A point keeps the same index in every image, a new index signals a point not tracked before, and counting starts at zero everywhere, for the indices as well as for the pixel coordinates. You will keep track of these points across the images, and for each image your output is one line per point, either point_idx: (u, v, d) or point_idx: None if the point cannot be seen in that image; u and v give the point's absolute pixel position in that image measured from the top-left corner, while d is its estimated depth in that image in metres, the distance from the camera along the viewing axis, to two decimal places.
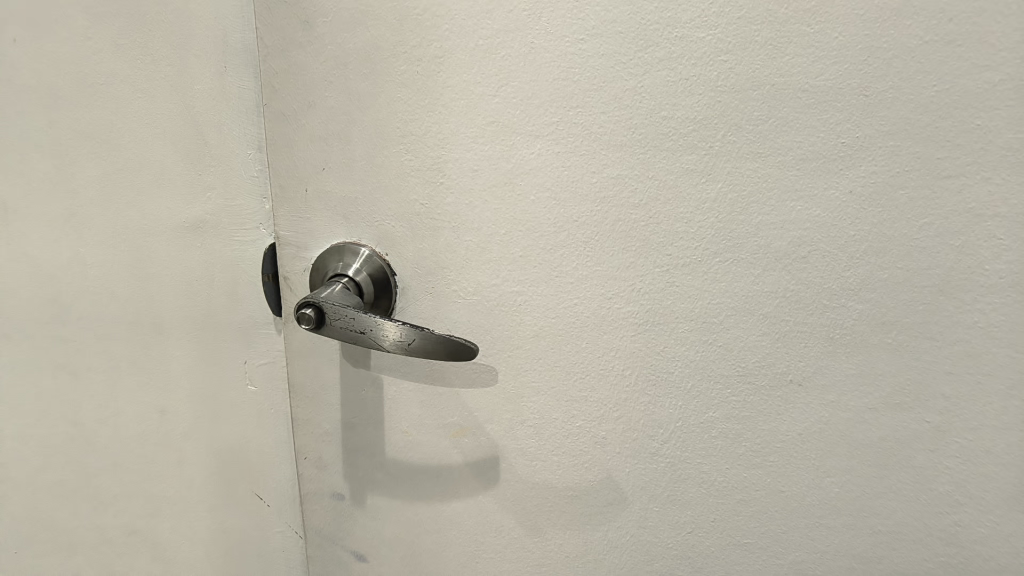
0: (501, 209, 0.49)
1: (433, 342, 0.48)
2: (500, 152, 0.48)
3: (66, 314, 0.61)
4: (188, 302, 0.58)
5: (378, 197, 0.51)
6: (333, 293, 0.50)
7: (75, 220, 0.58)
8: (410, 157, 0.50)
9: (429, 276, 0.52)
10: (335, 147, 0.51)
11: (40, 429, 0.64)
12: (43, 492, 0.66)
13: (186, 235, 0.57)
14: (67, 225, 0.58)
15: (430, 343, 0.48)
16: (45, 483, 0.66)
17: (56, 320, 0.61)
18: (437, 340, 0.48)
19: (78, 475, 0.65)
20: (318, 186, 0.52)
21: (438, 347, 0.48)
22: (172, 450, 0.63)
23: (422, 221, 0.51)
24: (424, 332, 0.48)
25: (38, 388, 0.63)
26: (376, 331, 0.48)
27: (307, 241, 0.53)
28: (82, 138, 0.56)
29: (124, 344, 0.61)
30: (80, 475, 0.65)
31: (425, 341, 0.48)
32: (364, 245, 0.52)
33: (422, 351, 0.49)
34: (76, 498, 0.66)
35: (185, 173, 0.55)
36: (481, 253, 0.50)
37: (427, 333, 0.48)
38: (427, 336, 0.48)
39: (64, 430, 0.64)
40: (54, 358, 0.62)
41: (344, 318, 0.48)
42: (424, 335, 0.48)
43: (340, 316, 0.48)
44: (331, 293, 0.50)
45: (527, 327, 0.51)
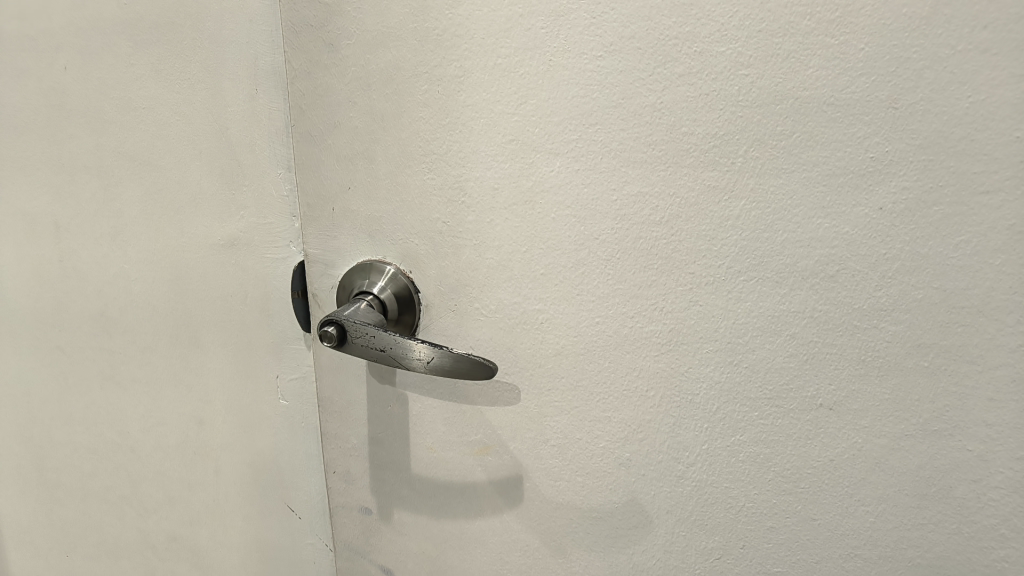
0: (521, 228, 0.49)
1: (451, 360, 0.48)
2: (520, 171, 0.48)
3: (113, 327, 0.64)
4: (224, 317, 0.60)
5: (402, 216, 0.52)
6: (357, 311, 0.51)
7: (122, 238, 0.61)
8: (432, 176, 0.50)
9: (452, 294, 0.52)
10: (361, 167, 0.52)
11: (92, 434, 0.68)
12: (94, 497, 0.71)
13: (222, 253, 0.59)
14: (114, 243, 0.62)
15: (448, 361, 0.48)
16: (97, 488, 0.70)
17: (104, 331, 0.65)
18: (456, 358, 0.48)
19: (126, 480, 0.69)
20: (345, 205, 0.53)
21: (456, 365, 0.48)
22: (210, 461, 0.64)
23: (444, 239, 0.51)
24: (442, 350, 0.48)
25: (90, 396, 0.67)
26: (396, 348, 0.49)
27: (335, 258, 0.54)
28: (127, 161, 0.59)
29: (165, 357, 0.63)
30: (128, 482, 0.69)
31: (444, 359, 0.48)
32: (389, 263, 0.53)
33: (442, 369, 0.49)
34: (125, 503, 0.69)
35: (221, 193, 0.57)
36: (502, 271, 0.50)
37: (446, 351, 0.48)
38: (445, 353, 0.48)
39: (112, 437, 0.68)
40: (103, 368, 0.66)
41: (365, 336, 0.49)
42: (443, 353, 0.48)
43: (362, 334, 0.49)
44: (354, 311, 0.51)
45: (549, 346, 0.50)
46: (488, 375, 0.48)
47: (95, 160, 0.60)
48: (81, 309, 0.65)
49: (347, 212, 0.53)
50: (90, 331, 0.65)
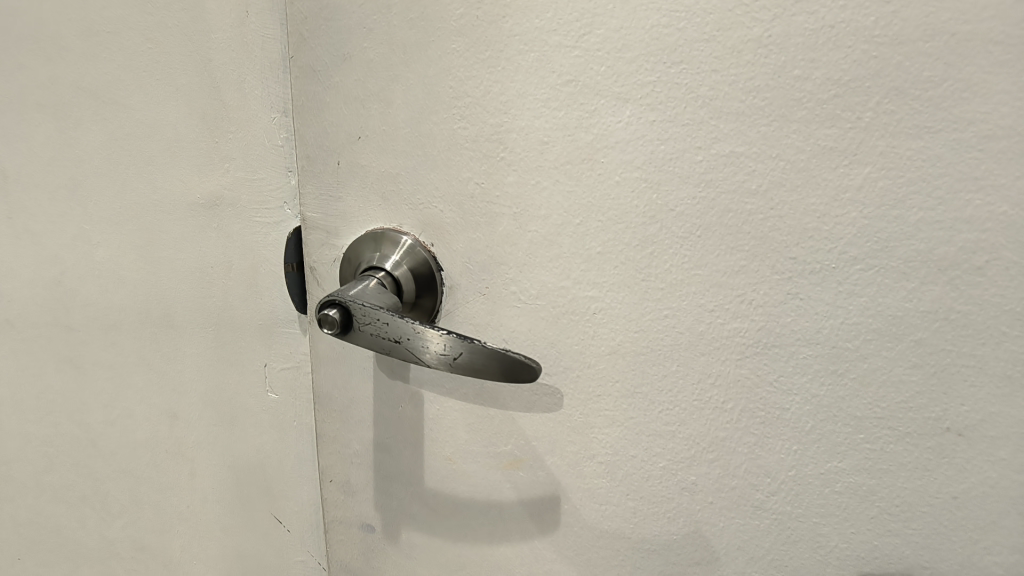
0: (575, 194, 0.39)
1: (483, 355, 0.38)
2: (577, 121, 0.38)
3: (75, 298, 0.55)
4: (203, 293, 0.50)
5: (425, 175, 0.42)
6: (364, 291, 0.41)
7: (87, 193, 0.52)
8: (465, 125, 0.40)
9: (483, 273, 0.42)
10: (375, 112, 0.42)
11: (50, 423, 0.60)
12: (48, 496, 0.62)
13: (202, 215, 0.49)
14: (77, 199, 0.52)
15: (480, 357, 0.38)
16: (52, 486, 0.61)
17: (62, 301, 0.55)
18: (489, 354, 0.38)
19: (86, 478, 0.60)
20: (353, 159, 0.43)
21: (490, 363, 0.38)
22: (184, 460, 0.55)
23: (475, 204, 0.41)
24: (473, 342, 0.38)
25: (49, 377, 0.58)
26: (414, 340, 0.39)
27: (340, 225, 0.45)
28: (93, 99, 0.49)
29: (137, 336, 0.54)
30: (90, 479, 0.60)
31: (474, 355, 0.38)
32: (404, 233, 0.43)
33: (471, 368, 0.38)
34: (84, 504, 0.61)
35: (203, 141, 0.47)
36: (546, 248, 0.40)
37: (476, 344, 0.38)
38: (476, 347, 0.38)
39: (73, 427, 0.59)
40: (64, 345, 0.57)
41: (375, 323, 0.39)
42: (474, 346, 0.38)
43: (371, 320, 0.39)
44: (361, 291, 0.40)
45: (601, 343, 0.41)
46: (529, 376, 0.38)
47: (55, 98, 0.50)
48: (39, 277, 0.55)
49: (355, 168, 0.43)
50: (47, 302, 0.56)
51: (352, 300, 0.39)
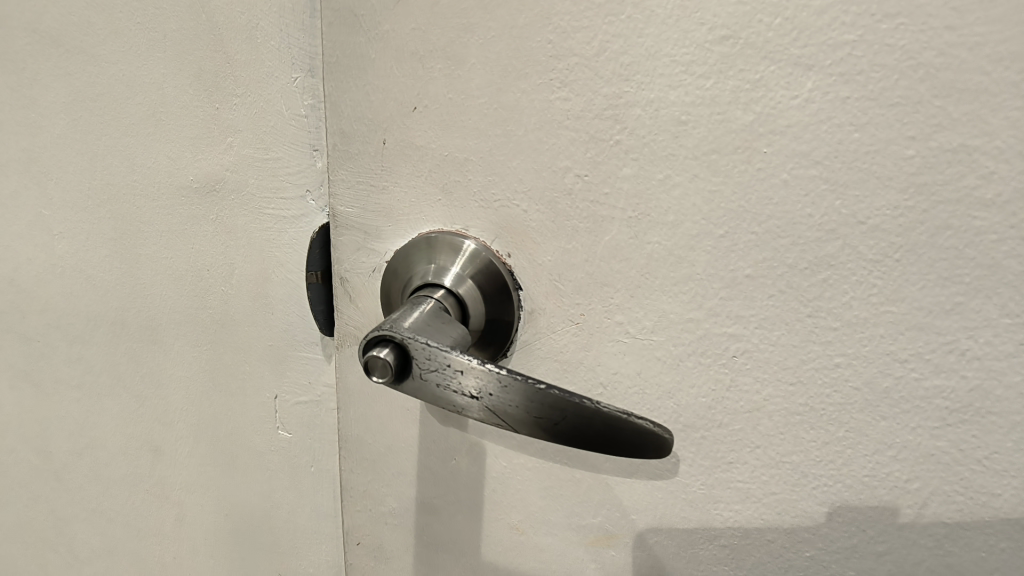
0: (719, 196, 0.28)
1: (596, 420, 0.26)
2: (732, 95, 0.27)
3: (45, 295, 0.46)
4: (198, 301, 0.40)
5: (505, 162, 0.31)
6: (424, 321, 0.29)
7: (61, 169, 0.43)
8: (564, 95, 0.29)
9: (577, 295, 0.32)
10: (439, 75, 0.31)
11: (18, 448, 0.52)
12: (20, 528, 0.54)
13: (198, 202, 0.38)
14: (59, 174, 0.43)
15: (591, 422, 0.26)
16: (22, 516, 0.54)
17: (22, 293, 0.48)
18: (604, 418, 0.26)
19: (53, 515, 0.52)
20: (404, 138, 0.32)
21: (604, 430, 0.26)
22: (169, 504, 0.46)
23: (573, 203, 0.30)
24: (580, 400, 0.26)
25: (19, 387, 0.50)
26: (496, 395, 0.27)
27: (385, 225, 0.34)
28: (75, 54, 0.40)
29: (117, 346, 0.44)
30: (59, 516, 0.51)
31: (582, 418, 0.27)
32: (469, 238, 0.33)
33: (578, 437, 0.27)
34: (53, 543, 0.53)
35: (200, 107, 0.37)
36: (671, 267, 0.30)
37: (585, 402, 0.27)
38: (585, 406, 0.26)
39: (37, 454, 0.51)
40: (39, 345, 0.48)
41: (442, 369, 0.28)
42: (582, 406, 0.26)
43: (436, 366, 0.28)
44: (419, 322, 0.29)
45: (739, 395, 0.30)
46: (658, 451, 0.27)
47: (35, 52, 0.42)
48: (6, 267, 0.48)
49: (407, 150, 0.33)
50: (8, 300, 0.48)
51: (410, 337, 0.28)
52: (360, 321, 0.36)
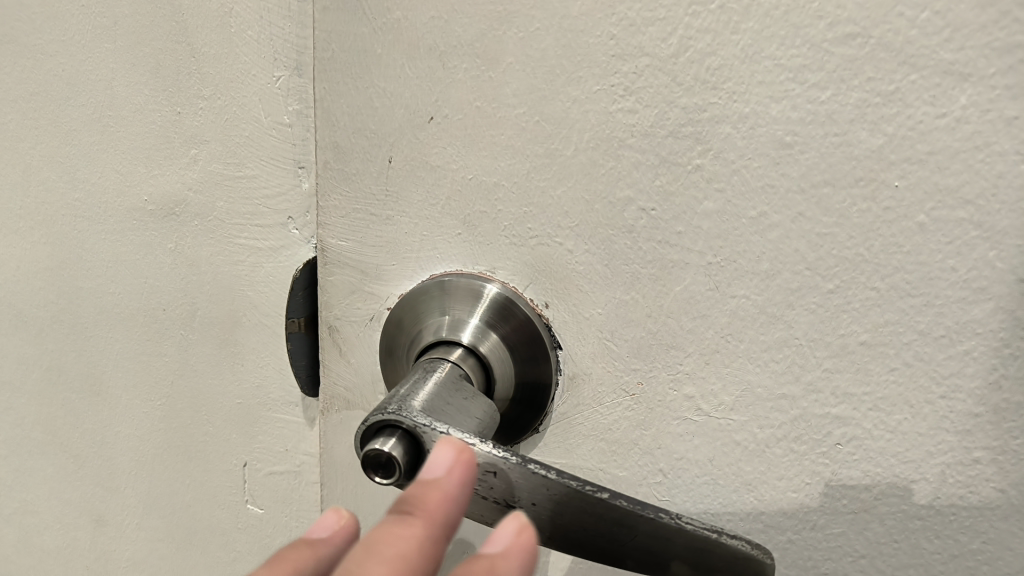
0: (830, 241, 0.22)
1: (676, 541, 0.20)
2: (854, 111, 0.21)
3: None
4: (153, 347, 0.33)
5: (545, 189, 0.24)
6: (441, 397, 0.22)
7: None
8: (629, 106, 0.22)
9: (634, 359, 0.25)
10: (464, 77, 0.24)
11: None
12: None
13: (154, 228, 0.31)
14: None
15: (670, 545, 0.20)
16: None
17: None
18: (686, 539, 0.20)
19: None
20: (414, 155, 0.26)
21: (686, 555, 0.20)
22: None
23: (634, 244, 0.24)
24: (656, 515, 0.20)
25: None
26: (542, 507, 0.20)
27: (389, 264, 0.27)
28: (6, 44, 0.33)
29: (63, 391, 0.37)
30: None
31: (657, 540, 0.20)
32: (494, 283, 0.26)
33: (650, 562, 0.20)
34: None
35: (157, 111, 0.30)
36: (761, 328, 0.23)
37: (662, 517, 0.20)
38: (663, 525, 0.20)
39: None
40: None
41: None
42: (658, 524, 0.20)
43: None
44: (435, 397, 0.22)
45: (841, 493, 0.24)
46: None
47: None
48: None
49: (419, 170, 0.26)
50: None
51: (426, 425, 0.21)
52: (352, 381, 0.29)
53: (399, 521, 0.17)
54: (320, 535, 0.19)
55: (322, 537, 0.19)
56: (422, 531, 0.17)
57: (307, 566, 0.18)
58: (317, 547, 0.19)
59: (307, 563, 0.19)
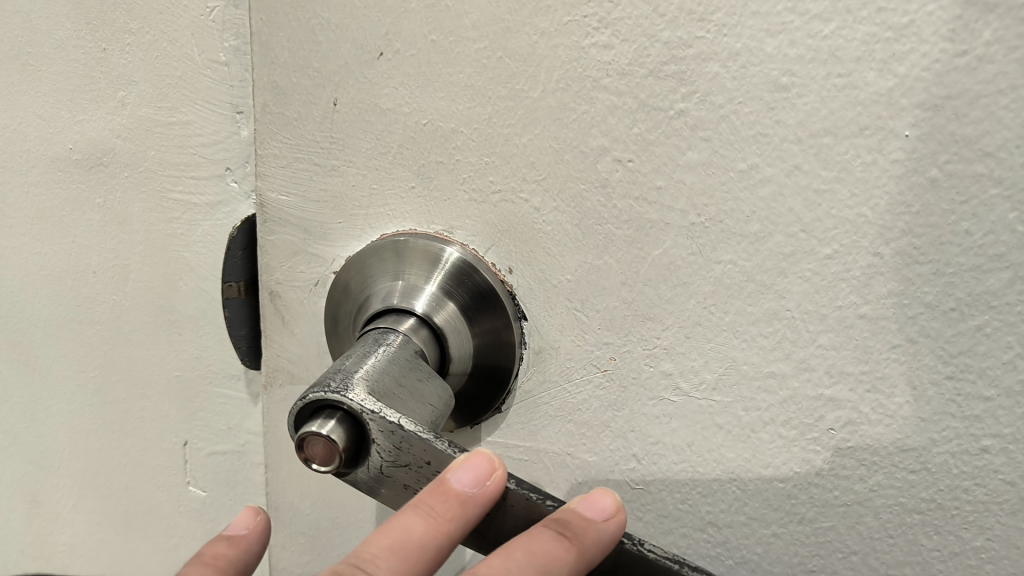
0: (829, 198, 0.19)
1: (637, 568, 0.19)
2: (861, 48, 0.18)
3: None
4: (85, 310, 0.31)
5: (509, 137, 0.21)
6: (392, 375, 0.20)
7: None
8: (605, 40, 0.20)
9: (606, 332, 0.22)
10: (418, 6, 0.21)
11: None
12: None
13: (80, 179, 0.29)
14: None
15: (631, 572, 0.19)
16: None
17: None
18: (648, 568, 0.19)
19: None
20: (362, 97, 0.23)
21: None
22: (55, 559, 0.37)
23: (607, 200, 0.21)
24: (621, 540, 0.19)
25: None
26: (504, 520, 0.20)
27: (335, 222, 0.24)
28: None
29: None
30: None
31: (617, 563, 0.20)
32: (453, 245, 0.23)
33: None
34: None
35: (80, 47, 0.27)
36: (749, 298, 0.21)
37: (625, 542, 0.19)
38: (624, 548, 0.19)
39: None
40: None
41: (416, 467, 0.19)
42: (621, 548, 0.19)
43: (408, 461, 0.19)
44: (384, 373, 0.20)
45: (833, 483, 0.21)
46: None
47: None
48: None
49: (367, 114, 0.23)
50: None
51: (375, 411, 0.18)
52: (297, 353, 0.26)
53: (555, 546, 0.18)
54: (470, 490, 0.18)
55: (473, 496, 0.18)
56: (569, 564, 0.18)
57: (456, 529, 0.19)
58: (465, 508, 0.18)
59: (457, 525, 0.18)
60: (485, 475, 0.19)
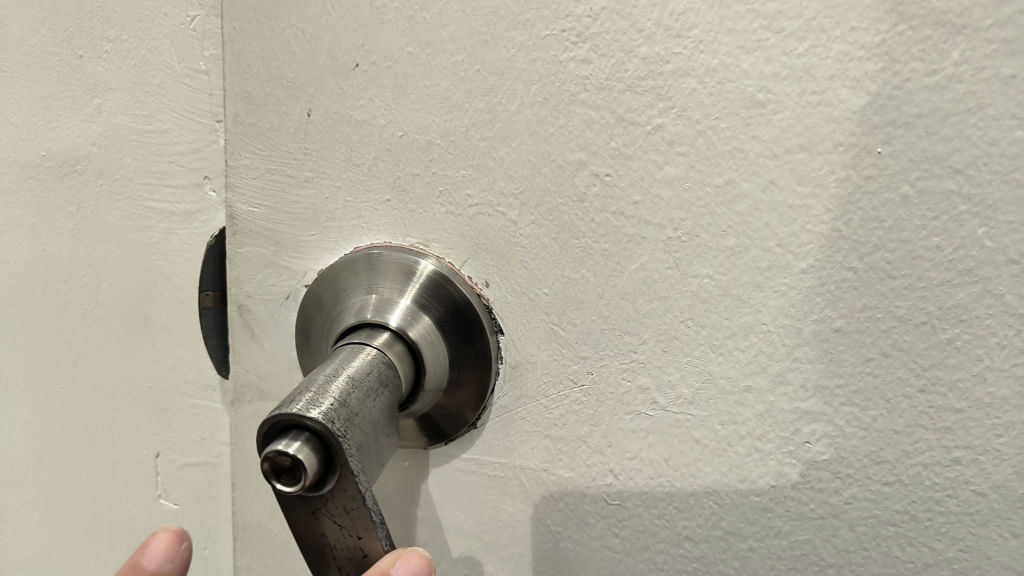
0: (804, 213, 0.19)
1: None
2: (834, 66, 0.18)
3: None
4: (55, 320, 0.31)
5: (486, 150, 0.21)
6: (371, 412, 0.19)
7: None
8: (583, 55, 0.20)
9: (583, 346, 0.22)
10: (395, 17, 0.21)
11: None
12: None
13: (52, 187, 0.30)
14: None
15: None
16: None
17: None
18: None
19: None
20: (335, 108, 0.22)
21: None
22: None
23: (584, 214, 0.21)
24: None
25: None
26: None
27: (308, 234, 0.24)
28: None
29: None
30: None
31: None
32: (429, 259, 0.23)
33: None
34: None
35: (56, 54, 0.28)
36: (725, 312, 0.21)
37: None
38: None
39: None
40: None
41: (347, 532, 0.19)
42: None
43: (344, 524, 0.19)
44: (365, 410, 0.19)
45: (809, 496, 0.21)
46: None
47: None
48: None
49: (341, 125, 0.22)
50: None
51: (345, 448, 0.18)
52: (266, 370, 0.25)
53: None
54: None
55: None
56: None
57: None
58: None
59: None
60: (424, 572, 0.19)
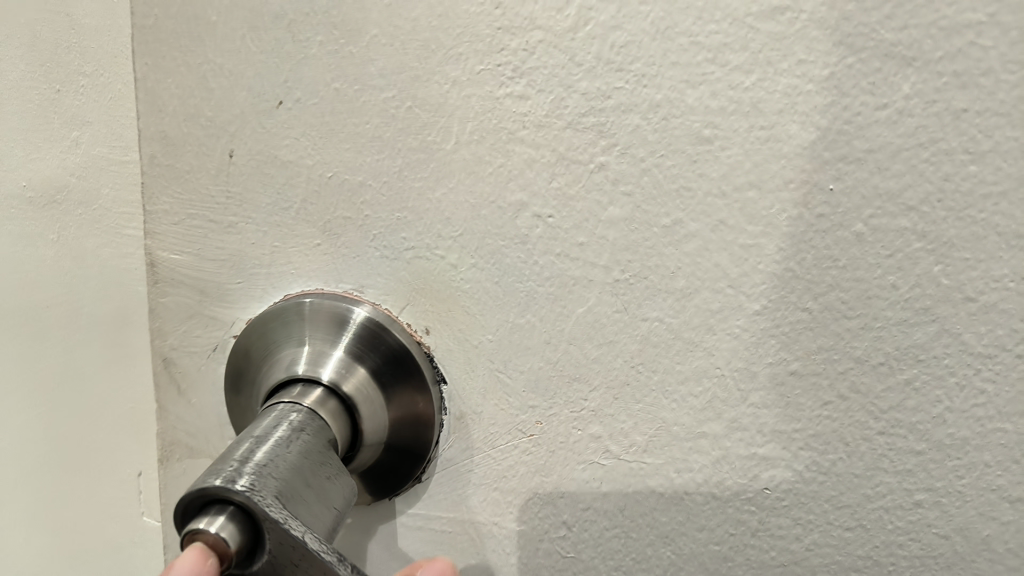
0: (755, 253, 0.18)
1: None
2: (782, 101, 0.17)
3: None
4: None
5: (421, 191, 0.20)
6: (302, 477, 0.17)
7: None
8: (520, 91, 0.19)
9: (531, 394, 0.21)
10: (320, 52, 0.20)
11: None
12: None
13: None
14: None
15: None
16: None
17: None
18: None
19: None
20: (259, 149, 0.21)
21: None
22: None
23: (526, 256, 0.20)
24: None
25: None
26: None
27: (235, 282, 0.22)
28: None
29: None
30: None
31: None
32: (363, 306, 0.21)
33: None
34: None
35: None
36: (676, 356, 0.20)
37: None
38: None
39: None
40: None
41: None
42: None
43: None
44: (295, 479, 0.17)
45: (770, 544, 0.20)
46: None
47: None
48: None
49: (266, 166, 0.21)
50: None
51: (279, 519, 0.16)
52: (196, 425, 0.24)
53: None
54: None
55: None
56: None
57: None
58: None
59: None
60: None
